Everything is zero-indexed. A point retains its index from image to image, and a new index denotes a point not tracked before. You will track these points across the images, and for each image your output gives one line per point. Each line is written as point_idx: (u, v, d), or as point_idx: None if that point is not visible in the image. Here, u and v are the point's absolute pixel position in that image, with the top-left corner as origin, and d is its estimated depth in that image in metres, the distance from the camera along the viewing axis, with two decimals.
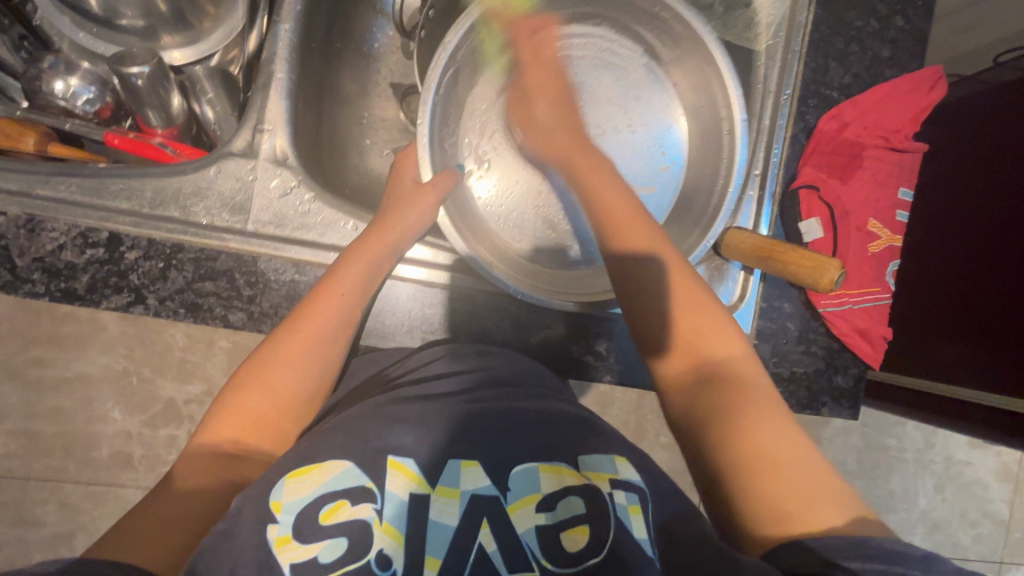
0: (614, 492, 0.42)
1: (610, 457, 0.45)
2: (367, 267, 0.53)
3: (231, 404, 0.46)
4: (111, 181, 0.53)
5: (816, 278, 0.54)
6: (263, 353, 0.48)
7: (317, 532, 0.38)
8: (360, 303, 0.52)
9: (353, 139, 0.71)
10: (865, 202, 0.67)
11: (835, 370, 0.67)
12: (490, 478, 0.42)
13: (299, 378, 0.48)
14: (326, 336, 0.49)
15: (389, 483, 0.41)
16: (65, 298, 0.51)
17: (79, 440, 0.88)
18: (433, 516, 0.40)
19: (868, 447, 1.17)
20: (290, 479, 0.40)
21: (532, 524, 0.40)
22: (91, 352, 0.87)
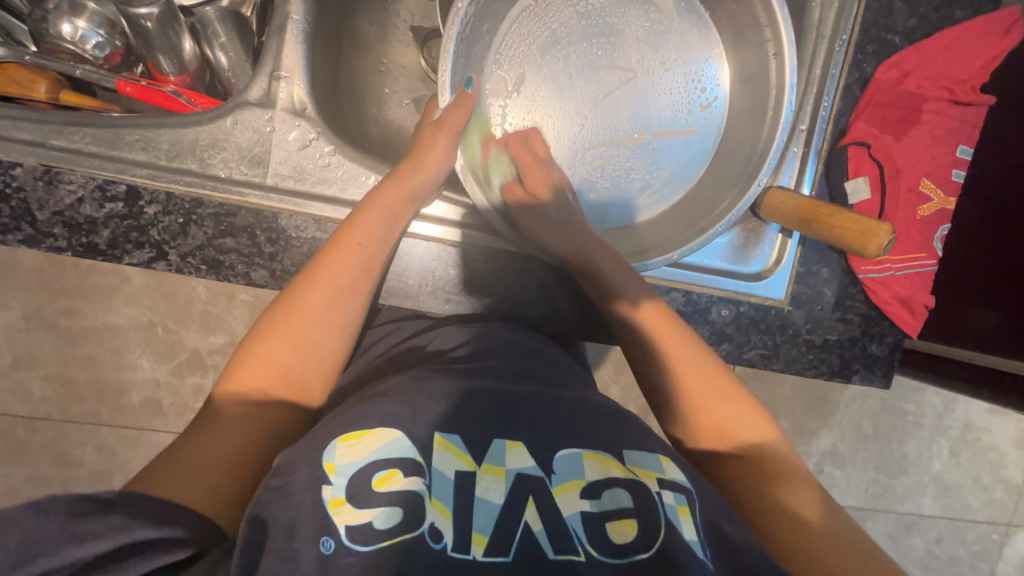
0: (663, 492, 0.40)
1: (656, 456, 0.43)
2: (384, 215, 0.52)
3: (253, 352, 0.46)
4: (125, 131, 0.51)
5: (861, 244, 0.51)
6: (281, 304, 0.47)
7: (371, 499, 0.37)
8: (377, 254, 0.51)
9: (371, 88, 0.68)
10: (919, 161, 0.62)
11: (869, 338, 0.64)
12: (535, 458, 0.41)
13: (322, 332, 0.47)
14: (344, 287, 0.48)
15: (436, 458, 0.39)
16: (88, 254, 0.50)
17: (112, 386, 0.91)
18: (479, 494, 0.39)
19: (885, 411, 1.16)
20: (341, 443, 0.38)
21: (577, 510, 0.39)
22: (114, 305, 0.90)
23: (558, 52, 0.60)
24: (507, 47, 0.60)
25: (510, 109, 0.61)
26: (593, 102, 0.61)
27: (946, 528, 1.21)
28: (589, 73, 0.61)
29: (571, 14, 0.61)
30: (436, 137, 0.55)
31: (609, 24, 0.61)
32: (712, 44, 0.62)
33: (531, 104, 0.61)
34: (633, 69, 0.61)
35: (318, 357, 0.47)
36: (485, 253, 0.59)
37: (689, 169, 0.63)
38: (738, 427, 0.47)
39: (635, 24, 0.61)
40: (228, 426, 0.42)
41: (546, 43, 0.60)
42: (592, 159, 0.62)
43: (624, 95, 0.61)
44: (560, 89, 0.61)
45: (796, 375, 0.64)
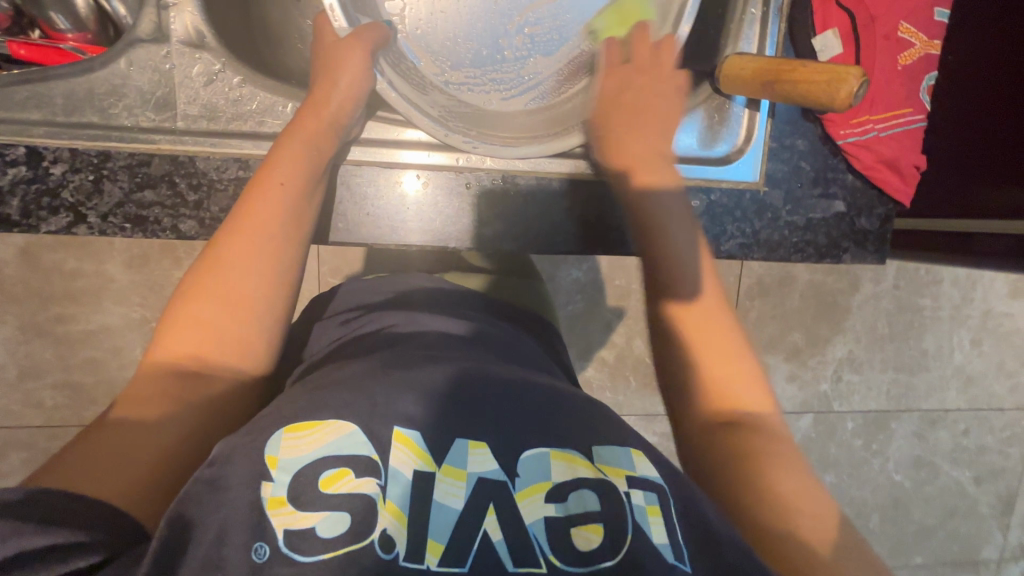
0: (631, 491, 0.37)
1: (627, 450, 0.40)
2: (307, 150, 0.48)
3: (179, 315, 0.43)
4: (15, 89, 0.47)
5: (831, 94, 0.46)
6: (209, 258, 0.45)
7: (317, 502, 0.34)
8: (306, 194, 0.47)
9: (292, 22, 0.62)
10: (895, 2, 0.55)
11: (857, 213, 0.60)
12: (498, 462, 0.37)
13: (255, 281, 0.44)
14: (275, 231, 0.45)
15: (394, 456, 0.36)
16: (2, 226, 0.47)
17: (118, 385, 0.91)
18: (438, 497, 0.36)
19: (899, 308, 1.11)
20: (287, 434, 0.36)
21: (540, 515, 0.36)
22: (106, 305, 0.88)
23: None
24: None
25: (414, 10, 0.57)
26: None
27: (973, 419, 1.19)
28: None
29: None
30: (349, 54, 0.49)
31: None
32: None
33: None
34: None
35: (252, 308, 0.44)
36: (427, 174, 0.54)
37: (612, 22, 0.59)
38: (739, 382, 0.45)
39: None
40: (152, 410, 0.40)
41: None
42: (515, 39, 0.58)
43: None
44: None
45: (782, 261, 0.60)
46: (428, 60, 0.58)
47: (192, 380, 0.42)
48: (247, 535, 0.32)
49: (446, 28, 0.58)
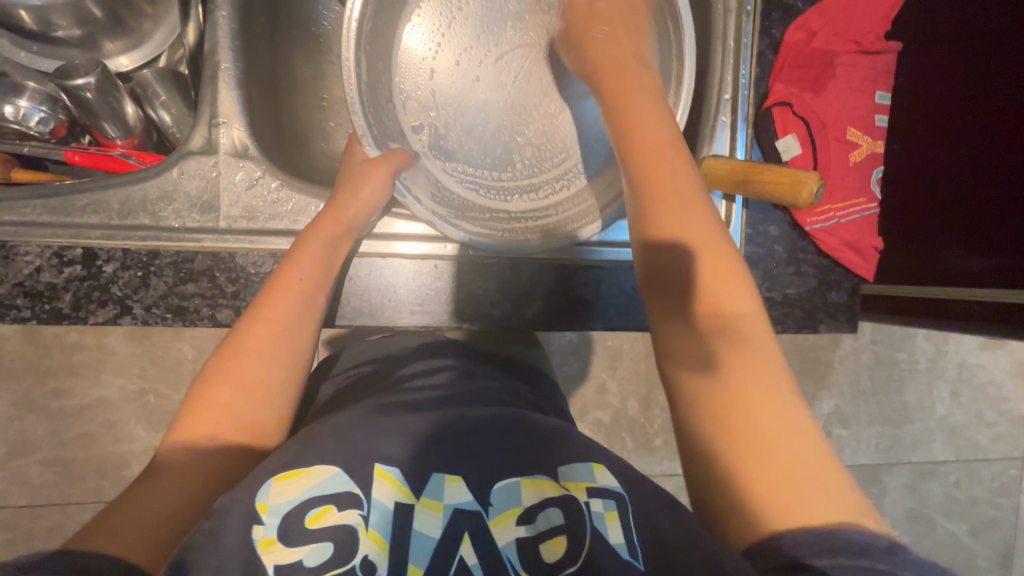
0: (592, 501, 0.42)
1: (588, 466, 0.45)
2: (325, 247, 0.52)
3: (201, 401, 0.45)
4: (75, 197, 0.52)
5: (794, 194, 0.54)
6: (233, 343, 0.48)
7: (303, 535, 0.38)
8: (323, 285, 0.51)
9: (316, 124, 0.70)
10: (842, 112, 0.65)
11: (828, 287, 0.66)
12: (472, 493, 0.42)
13: (274, 369, 0.47)
14: (293, 322, 0.49)
15: (376, 490, 0.41)
16: (54, 319, 0.51)
17: (109, 461, 0.92)
18: (417, 527, 0.40)
19: (878, 363, 1.17)
20: (276, 482, 0.40)
21: (512, 538, 0.40)
22: (101, 377, 0.90)
23: (461, 49, 0.63)
24: (411, 65, 0.63)
25: (433, 127, 0.64)
26: (503, 87, 0.63)
27: (960, 470, 1.22)
28: (492, 59, 0.63)
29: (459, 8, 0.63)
30: (374, 167, 0.56)
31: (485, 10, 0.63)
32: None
33: (449, 109, 0.64)
34: (522, 43, 0.63)
35: (270, 395, 0.46)
36: (442, 262, 0.60)
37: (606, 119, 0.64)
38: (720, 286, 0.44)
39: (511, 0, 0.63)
40: (173, 474, 0.41)
41: (446, 47, 0.63)
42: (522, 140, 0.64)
43: (528, 68, 0.63)
44: (470, 83, 0.63)
45: (766, 333, 0.66)
46: (446, 170, 0.63)
47: (220, 455, 0.44)
48: (242, 564, 0.36)
49: (460, 140, 0.64)
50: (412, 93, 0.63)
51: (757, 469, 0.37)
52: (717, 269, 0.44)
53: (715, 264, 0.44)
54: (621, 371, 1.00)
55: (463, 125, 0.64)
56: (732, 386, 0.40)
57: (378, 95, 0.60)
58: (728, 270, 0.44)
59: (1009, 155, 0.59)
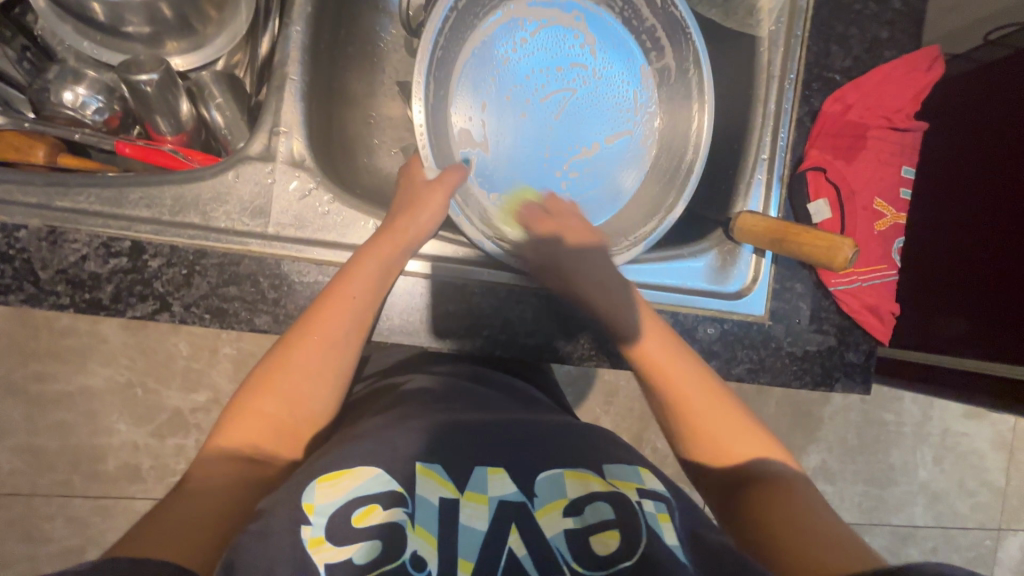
0: (642, 500, 0.44)
1: (635, 468, 0.48)
2: (380, 267, 0.52)
3: (247, 408, 0.46)
4: (130, 190, 0.53)
5: (831, 257, 0.56)
6: (280, 351, 0.48)
7: (350, 535, 0.39)
8: (372, 305, 0.51)
9: (361, 138, 0.71)
10: (870, 182, 0.68)
11: (846, 347, 0.68)
12: (516, 485, 0.44)
13: (314, 381, 0.48)
14: (338, 337, 0.49)
15: (420, 487, 0.42)
16: (91, 309, 0.51)
17: (87, 453, 0.89)
18: (464, 520, 0.41)
19: (868, 423, 1.19)
20: (321, 483, 0.40)
21: (560, 529, 0.42)
22: (90, 366, 0.88)
23: (513, 87, 0.66)
24: (467, 92, 0.65)
25: (482, 155, 0.65)
26: (549, 126, 0.67)
27: (939, 537, 1.24)
28: (540, 99, 0.67)
29: (509, 52, 0.66)
30: (433, 194, 0.56)
31: (540, 54, 0.67)
32: (625, 48, 0.69)
33: (497, 142, 0.66)
34: (570, 89, 0.67)
35: (308, 406, 0.48)
36: (478, 288, 0.60)
37: (640, 159, 0.69)
38: (699, 393, 0.53)
39: (564, 49, 0.67)
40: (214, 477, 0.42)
41: (497, 85, 0.66)
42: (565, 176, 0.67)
43: (572, 110, 0.67)
44: (518, 121, 0.66)
45: (784, 387, 0.67)
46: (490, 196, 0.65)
47: (256, 462, 0.45)
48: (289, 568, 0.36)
49: (506, 171, 0.66)
50: (464, 124, 0.65)
51: (790, 542, 0.43)
52: (676, 369, 0.55)
53: (662, 352, 0.55)
54: (616, 408, 1.01)
55: (509, 157, 0.66)
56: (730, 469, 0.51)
57: (438, 119, 0.61)
58: (680, 368, 0.55)
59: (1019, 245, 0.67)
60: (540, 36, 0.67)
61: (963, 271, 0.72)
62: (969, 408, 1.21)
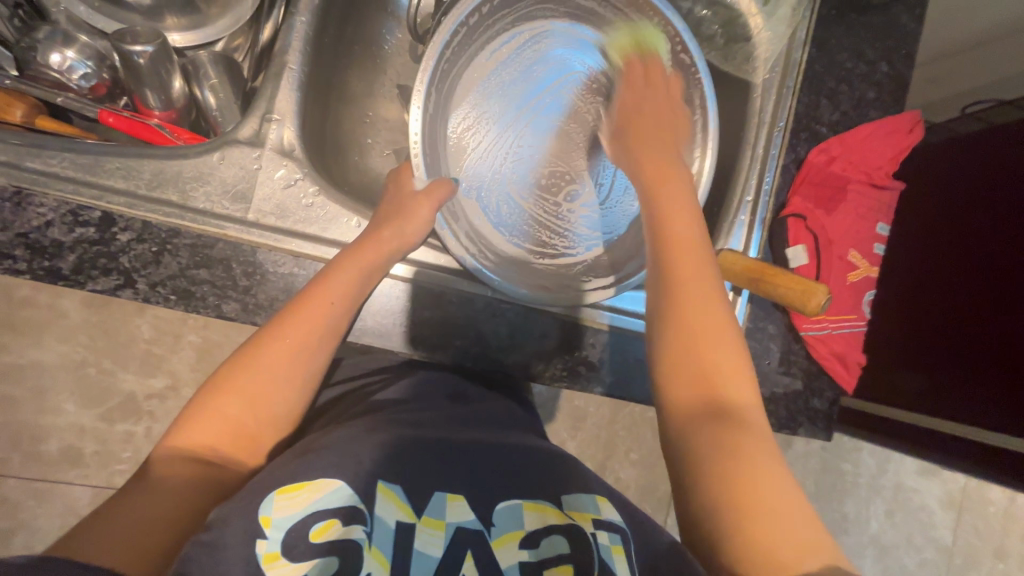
0: (598, 532, 0.45)
1: (594, 498, 0.48)
2: (358, 275, 0.51)
3: (207, 409, 0.44)
4: (108, 159, 0.51)
5: (804, 302, 0.58)
6: (248, 353, 0.47)
7: (305, 553, 0.39)
8: (347, 313, 0.50)
9: (355, 137, 0.71)
10: (846, 233, 0.70)
11: (812, 393, 0.70)
12: (473, 513, 0.44)
13: (281, 385, 0.46)
14: (311, 343, 0.48)
15: (378, 507, 0.42)
16: (49, 278, 0.49)
17: (27, 432, 0.84)
18: (418, 547, 0.42)
19: (825, 470, 1.21)
20: (278, 496, 0.40)
21: (514, 561, 0.43)
22: (40, 339, 0.84)
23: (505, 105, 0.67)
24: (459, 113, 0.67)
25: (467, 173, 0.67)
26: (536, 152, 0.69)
27: None
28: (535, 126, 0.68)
29: (490, 75, 0.68)
30: (418, 205, 0.55)
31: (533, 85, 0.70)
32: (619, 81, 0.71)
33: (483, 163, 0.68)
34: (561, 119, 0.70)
35: (274, 414, 0.46)
36: (457, 299, 0.60)
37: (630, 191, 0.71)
38: (723, 356, 0.45)
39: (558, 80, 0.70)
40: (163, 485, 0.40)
41: (479, 107, 0.68)
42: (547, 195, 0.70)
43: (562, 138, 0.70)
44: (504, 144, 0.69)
45: None
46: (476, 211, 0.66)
47: (217, 463, 0.43)
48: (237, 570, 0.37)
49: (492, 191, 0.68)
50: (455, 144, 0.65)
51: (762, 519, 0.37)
52: (707, 317, 0.47)
53: (703, 293, 0.47)
54: (582, 433, 1.00)
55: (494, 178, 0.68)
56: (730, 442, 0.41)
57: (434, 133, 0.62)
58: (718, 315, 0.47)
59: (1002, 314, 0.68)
60: (520, 61, 0.69)
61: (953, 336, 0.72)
62: (921, 464, 1.24)
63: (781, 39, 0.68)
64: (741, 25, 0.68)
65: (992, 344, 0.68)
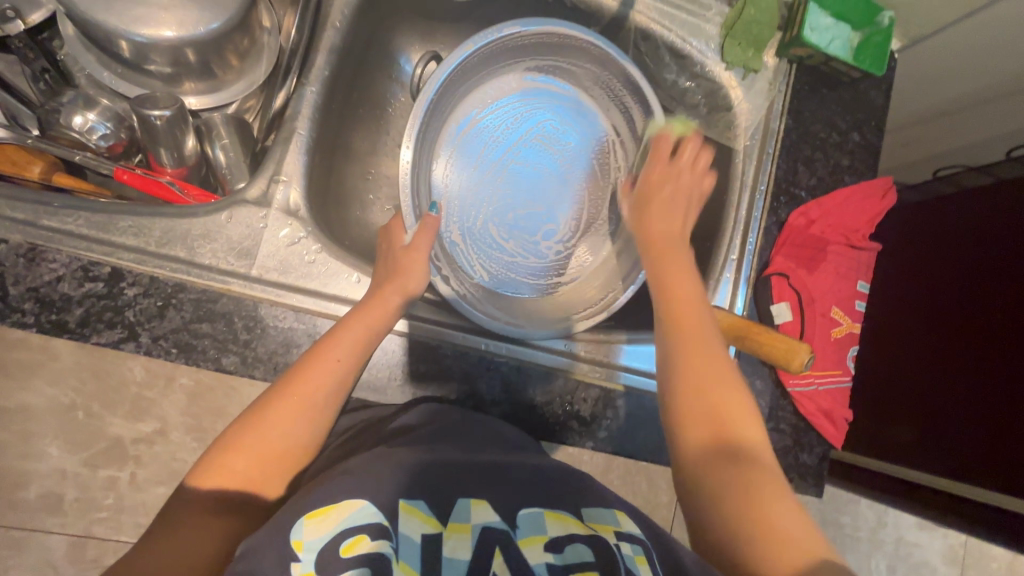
0: (621, 542, 0.46)
1: (613, 512, 0.50)
2: (366, 333, 0.52)
3: (217, 463, 0.46)
4: (120, 218, 0.54)
5: (789, 361, 0.61)
6: (259, 407, 0.48)
7: (338, 565, 0.39)
8: (355, 369, 0.51)
9: (357, 192, 0.74)
10: (829, 291, 0.73)
11: (801, 448, 0.70)
12: (499, 516, 0.46)
13: (289, 440, 0.47)
14: (318, 399, 0.49)
15: (403, 524, 0.43)
16: (54, 331, 0.50)
17: (9, 477, 0.83)
18: (447, 553, 0.43)
19: (825, 523, 1.20)
20: (308, 520, 0.41)
21: (542, 562, 0.43)
22: (35, 383, 0.83)
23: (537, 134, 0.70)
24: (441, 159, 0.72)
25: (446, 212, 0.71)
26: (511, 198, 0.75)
27: None
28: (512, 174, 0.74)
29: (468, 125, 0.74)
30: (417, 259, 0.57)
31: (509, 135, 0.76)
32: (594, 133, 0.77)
33: (470, 203, 0.73)
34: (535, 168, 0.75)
35: (282, 467, 0.47)
36: (454, 353, 0.61)
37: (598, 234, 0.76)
38: (731, 402, 0.49)
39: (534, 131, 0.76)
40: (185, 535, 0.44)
41: (466, 155, 0.74)
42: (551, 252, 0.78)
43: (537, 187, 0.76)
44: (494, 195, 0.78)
45: None
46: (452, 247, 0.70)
47: (231, 517, 0.45)
48: None
49: (467, 232, 0.72)
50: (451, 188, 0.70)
51: (791, 557, 0.40)
52: (700, 370, 0.50)
53: (706, 366, 0.51)
54: None
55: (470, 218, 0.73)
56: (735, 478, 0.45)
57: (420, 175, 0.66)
58: (708, 348, 0.52)
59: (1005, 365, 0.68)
60: (500, 114, 0.75)
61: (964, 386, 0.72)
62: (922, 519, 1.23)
63: (759, 111, 0.74)
64: (722, 96, 0.74)
65: (995, 399, 0.68)
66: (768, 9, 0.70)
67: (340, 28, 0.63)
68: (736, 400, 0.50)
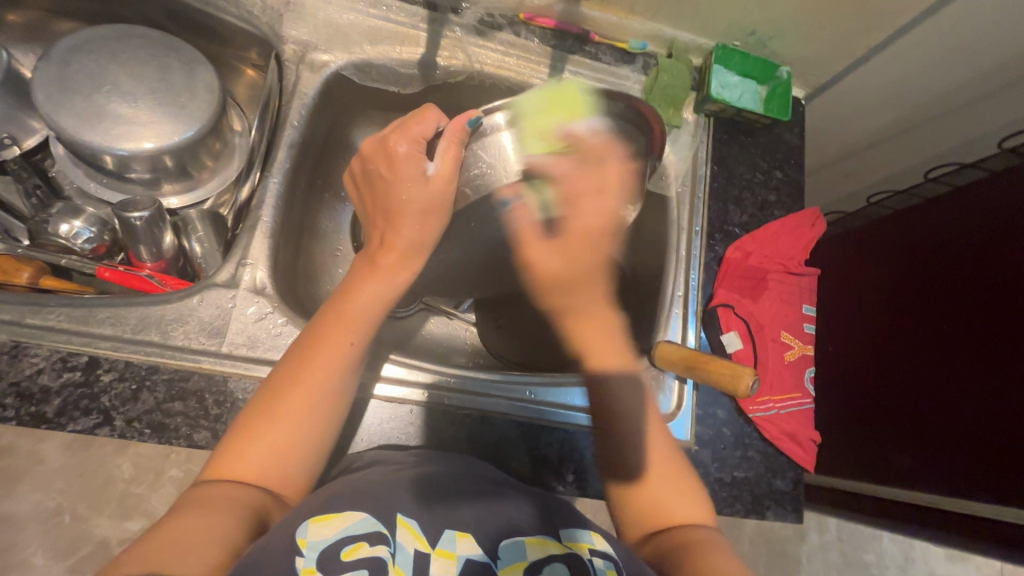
0: (593, 557, 0.49)
1: (589, 531, 0.52)
2: (377, 297, 0.58)
3: (241, 443, 0.49)
4: (99, 309, 0.58)
5: (735, 384, 0.63)
6: (278, 386, 0.52)
7: (338, 567, 0.43)
8: (357, 345, 0.56)
9: (326, 269, 0.80)
10: (775, 317, 0.77)
11: (773, 473, 0.71)
12: (481, 546, 0.48)
13: (315, 416, 0.52)
14: (329, 369, 0.53)
15: (398, 533, 0.47)
16: (33, 422, 0.53)
17: None
18: (433, 571, 0.46)
19: (847, 564, 1.15)
20: (314, 523, 0.45)
21: None
22: None
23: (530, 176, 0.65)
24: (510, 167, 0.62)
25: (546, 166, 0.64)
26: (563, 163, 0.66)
27: None
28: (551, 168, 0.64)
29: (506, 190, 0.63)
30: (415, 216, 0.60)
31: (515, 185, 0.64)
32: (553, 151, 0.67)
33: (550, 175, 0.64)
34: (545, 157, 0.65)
35: (299, 441, 0.51)
36: (419, 408, 0.64)
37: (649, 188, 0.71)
38: (672, 483, 0.59)
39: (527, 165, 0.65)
40: (212, 510, 0.44)
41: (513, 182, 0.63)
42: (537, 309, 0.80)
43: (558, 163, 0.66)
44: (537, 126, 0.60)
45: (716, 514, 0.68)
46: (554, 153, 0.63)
47: (252, 490, 0.47)
48: None
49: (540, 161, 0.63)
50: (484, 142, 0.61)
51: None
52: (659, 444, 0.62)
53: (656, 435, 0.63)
54: None
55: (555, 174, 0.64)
56: (684, 547, 0.53)
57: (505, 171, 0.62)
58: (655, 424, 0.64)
59: (992, 365, 0.75)
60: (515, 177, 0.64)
61: (952, 386, 0.79)
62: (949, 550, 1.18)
63: (685, 161, 0.81)
64: None
65: (985, 398, 0.75)
66: (680, 74, 0.79)
67: (298, 126, 0.71)
68: (677, 481, 0.60)
